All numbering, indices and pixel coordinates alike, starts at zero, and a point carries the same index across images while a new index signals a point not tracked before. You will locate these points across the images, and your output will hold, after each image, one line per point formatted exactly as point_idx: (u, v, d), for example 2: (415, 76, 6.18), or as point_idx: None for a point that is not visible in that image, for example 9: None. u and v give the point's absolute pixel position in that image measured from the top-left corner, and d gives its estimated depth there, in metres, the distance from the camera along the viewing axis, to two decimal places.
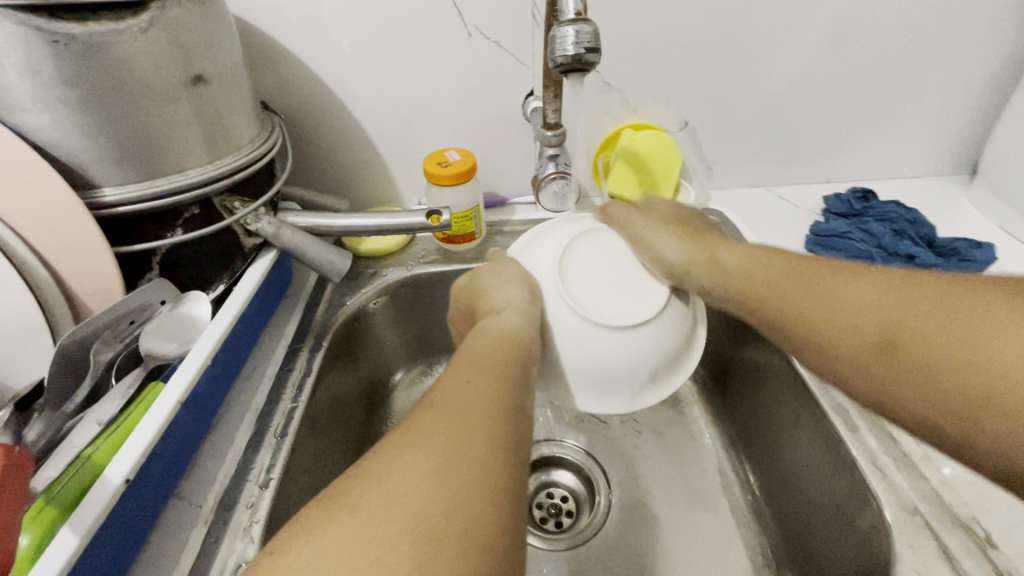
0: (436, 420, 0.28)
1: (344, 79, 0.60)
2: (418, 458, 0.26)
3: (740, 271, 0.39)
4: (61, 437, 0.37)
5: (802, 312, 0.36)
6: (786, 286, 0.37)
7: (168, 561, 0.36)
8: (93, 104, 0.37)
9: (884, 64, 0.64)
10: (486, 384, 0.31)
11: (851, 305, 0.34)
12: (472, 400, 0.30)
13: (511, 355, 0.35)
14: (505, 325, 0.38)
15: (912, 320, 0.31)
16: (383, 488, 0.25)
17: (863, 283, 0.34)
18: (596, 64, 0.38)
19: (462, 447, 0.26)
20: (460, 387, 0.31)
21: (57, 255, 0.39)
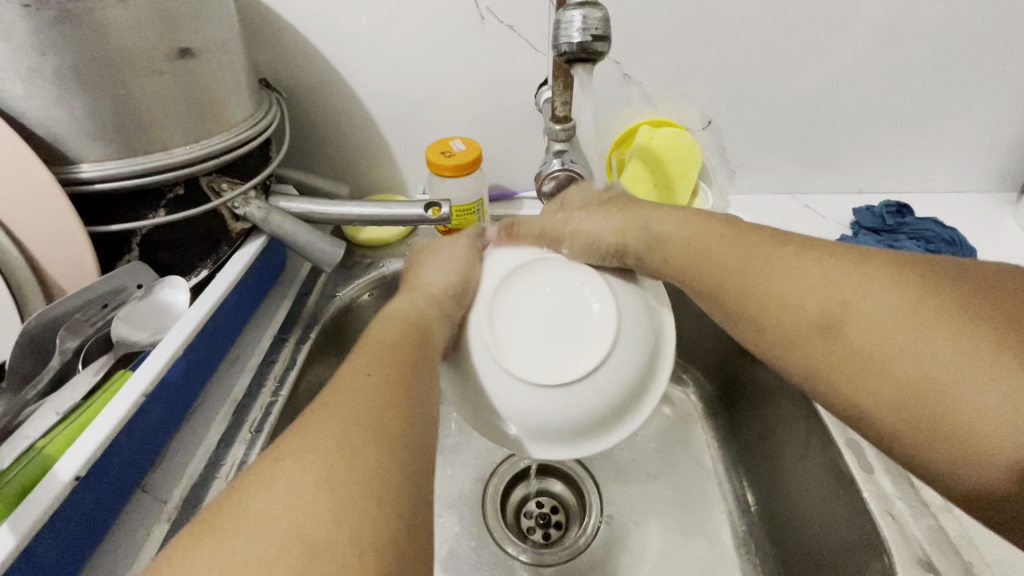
0: (323, 423, 0.27)
1: (349, 60, 0.57)
2: (298, 469, 0.24)
3: (680, 239, 0.40)
4: (17, 424, 0.35)
5: (743, 282, 0.35)
6: (733, 255, 0.36)
7: (125, 559, 0.35)
8: (72, 74, 0.35)
9: (933, 68, 0.58)
10: (382, 378, 0.30)
11: (796, 282, 0.33)
12: (362, 395, 0.29)
13: (411, 346, 0.34)
14: (415, 315, 0.38)
15: (860, 303, 0.30)
16: (264, 501, 0.23)
17: (807, 257, 0.33)
18: (604, 53, 0.35)
19: (353, 447, 0.26)
20: (348, 380, 0.30)
21: (30, 233, 0.38)
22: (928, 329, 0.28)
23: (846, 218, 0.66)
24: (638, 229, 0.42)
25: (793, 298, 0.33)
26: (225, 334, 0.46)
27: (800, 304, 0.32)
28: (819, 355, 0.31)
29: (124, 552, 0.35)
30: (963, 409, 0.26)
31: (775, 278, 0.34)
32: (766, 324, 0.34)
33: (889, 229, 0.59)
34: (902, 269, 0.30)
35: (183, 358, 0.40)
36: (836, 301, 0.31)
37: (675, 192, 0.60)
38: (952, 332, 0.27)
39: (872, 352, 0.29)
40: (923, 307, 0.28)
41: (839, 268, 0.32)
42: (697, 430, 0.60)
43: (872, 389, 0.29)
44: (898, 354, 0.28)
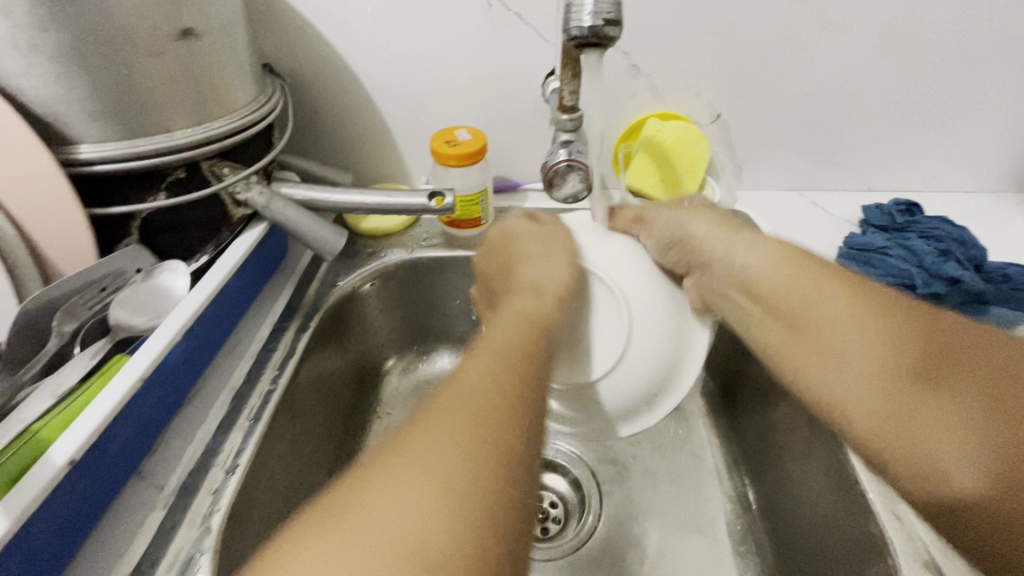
0: (443, 426, 0.26)
1: (354, 46, 0.57)
2: (422, 465, 0.24)
3: (759, 265, 0.41)
4: (11, 408, 0.35)
5: (795, 315, 0.39)
6: (794, 292, 0.39)
7: (121, 544, 0.34)
8: (71, 51, 0.34)
9: (947, 64, 0.57)
10: (496, 377, 0.30)
11: (848, 327, 0.36)
12: (489, 392, 0.28)
13: (530, 346, 0.33)
14: (527, 311, 0.36)
15: (906, 357, 0.34)
16: (395, 488, 0.24)
17: (858, 303, 0.37)
18: (616, 39, 0.34)
19: (477, 447, 0.25)
20: (471, 373, 0.30)
21: (28, 214, 0.37)
22: (949, 392, 0.32)
23: (854, 215, 0.65)
24: (733, 250, 0.43)
25: (841, 338, 0.36)
26: (224, 321, 0.45)
27: (846, 345, 0.36)
28: (843, 390, 0.36)
29: (118, 538, 0.35)
30: (960, 462, 0.31)
31: (831, 320, 0.37)
32: (808, 356, 0.38)
33: (899, 228, 0.58)
34: (948, 339, 0.34)
35: (182, 344, 0.40)
36: (881, 351, 0.35)
37: (682, 186, 0.59)
38: (975, 398, 0.31)
39: (897, 399, 0.33)
40: (953, 371, 0.32)
41: (890, 322, 0.35)
42: (700, 428, 0.59)
43: (886, 430, 0.34)
44: (917, 407, 0.33)
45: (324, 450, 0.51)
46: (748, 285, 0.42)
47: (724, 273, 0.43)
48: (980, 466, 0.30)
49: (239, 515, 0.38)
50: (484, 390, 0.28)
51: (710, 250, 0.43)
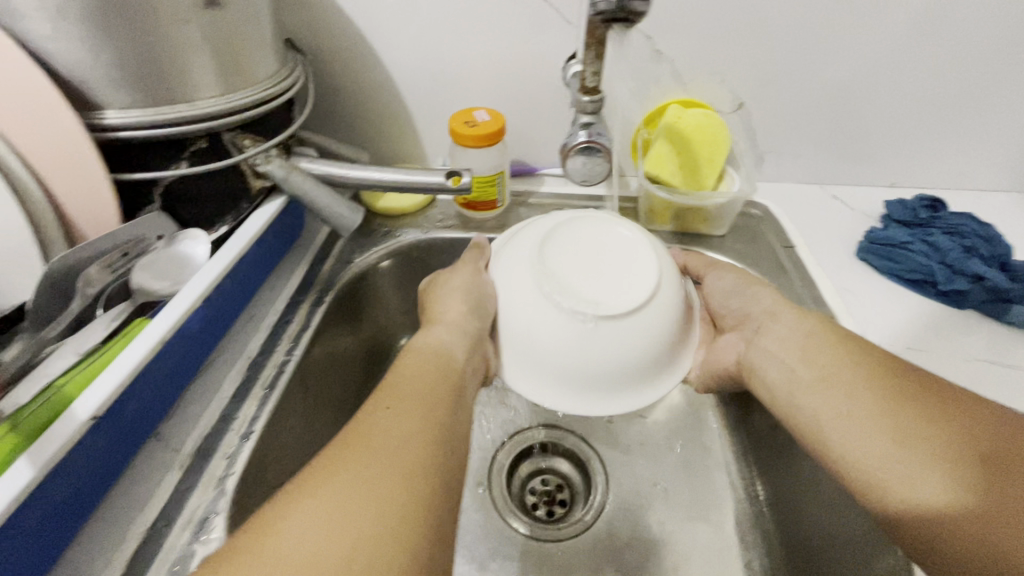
0: (363, 448, 0.30)
1: (376, 24, 0.57)
2: (346, 484, 0.28)
3: (786, 336, 0.42)
4: (35, 365, 0.36)
5: (805, 383, 0.39)
6: (810, 361, 0.39)
7: (139, 501, 0.35)
8: (99, 15, 0.34)
9: (982, 57, 0.56)
10: (410, 432, 0.32)
11: (863, 391, 0.36)
12: (410, 444, 0.31)
13: (441, 378, 0.37)
14: (442, 351, 0.40)
15: (937, 427, 0.33)
16: (325, 515, 0.27)
17: (866, 370, 0.37)
18: (643, 13, 0.35)
19: (379, 493, 0.28)
20: (396, 419, 0.32)
21: (54, 177, 0.38)
22: (942, 450, 0.32)
23: (876, 210, 0.64)
24: (777, 330, 0.42)
25: (844, 405, 0.36)
26: (241, 290, 0.46)
27: (858, 410, 0.35)
28: (855, 453, 0.34)
29: (136, 497, 0.36)
30: (946, 511, 0.30)
31: (848, 383, 0.37)
32: (820, 425, 0.37)
33: (922, 223, 0.57)
34: (968, 407, 0.33)
35: (200, 311, 0.40)
36: (883, 412, 0.34)
37: (700, 175, 0.58)
38: (969, 458, 0.31)
39: (896, 459, 0.33)
40: (969, 438, 0.32)
41: (896, 388, 0.35)
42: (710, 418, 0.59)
43: (890, 491, 0.32)
44: (915, 470, 0.32)
45: (337, 423, 0.52)
46: (783, 354, 0.41)
47: (763, 342, 0.43)
48: (964, 513, 0.30)
49: (252, 480, 0.39)
50: (400, 446, 0.31)
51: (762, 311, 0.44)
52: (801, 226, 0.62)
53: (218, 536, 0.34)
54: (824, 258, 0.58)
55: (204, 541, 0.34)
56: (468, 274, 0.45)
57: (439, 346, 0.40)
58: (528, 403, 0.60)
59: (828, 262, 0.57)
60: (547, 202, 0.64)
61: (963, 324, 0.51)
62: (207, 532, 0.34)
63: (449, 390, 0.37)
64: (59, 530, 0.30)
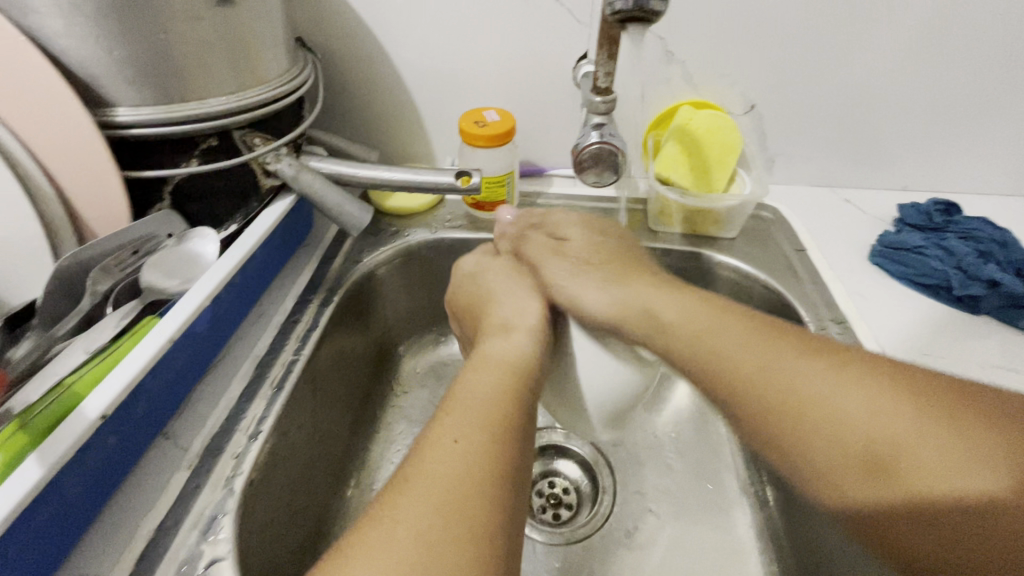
0: (424, 473, 0.28)
1: (386, 23, 0.56)
2: (411, 514, 0.26)
3: (660, 315, 0.38)
4: (44, 363, 0.36)
5: (790, 400, 0.31)
6: (738, 355, 0.34)
7: (147, 500, 0.35)
8: (111, 11, 0.34)
9: (998, 60, 0.55)
10: (485, 440, 0.30)
11: (797, 376, 0.32)
12: (479, 450, 0.29)
13: (506, 390, 0.34)
14: (505, 361, 0.36)
15: (840, 410, 0.30)
16: (389, 546, 0.25)
17: (839, 362, 0.31)
18: (659, 13, 0.35)
19: (458, 503, 0.26)
20: (455, 440, 0.29)
21: (65, 175, 0.38)
22: (913, 456, 0.27)
23: (888, 214, 0.63)
24: (627, 296, 0.39)
25: (827, 404, 0.30)
26: (250, 289, 0.45)
27: (830, 407, 0.30)
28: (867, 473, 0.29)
29: (144, 496, 0.35)
30: (969, 498, 0.26)
31: (762, 368, 0.33)
32: (815, 434, 0.30)
33: (936, 227, 0.56)
34: (912, 383, 0.30)
35: (209, 309, 0.40)
36: (878, 407, 0.29)
37: (712, 177, 0.57)
38: (958, 443, 0.27)
39: (921, 466, 0.27)
40: (888, 416, 0.29)
41: (901, 383, 0.29)
42: (718, 423, 0.58)
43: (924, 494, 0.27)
44: (939, 469, 0.27)
45: (343, 423, 0.51)
46: (647, 326, 0.38)
47: (728, 352, 0.34)
48: (990, 501, 0.25)
49: (260, 480, 0.38)
50: (471, 456, 0.29)
51: (710, 338, 0.35)
52: (813, 230, 0.61)
53: (226, 537, 0.34)
54: (836, 262, 0.57)
55: (212, 542, 0.33)
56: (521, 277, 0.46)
57: (501, 356, 0.37)
58: None
59: (841, 266, 0.57)
60: (556, 203, 0.63)
61: (979, 329, 0.50)
62: (215, 532, 0.34)
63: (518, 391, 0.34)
64: (67, 528, 0.30)
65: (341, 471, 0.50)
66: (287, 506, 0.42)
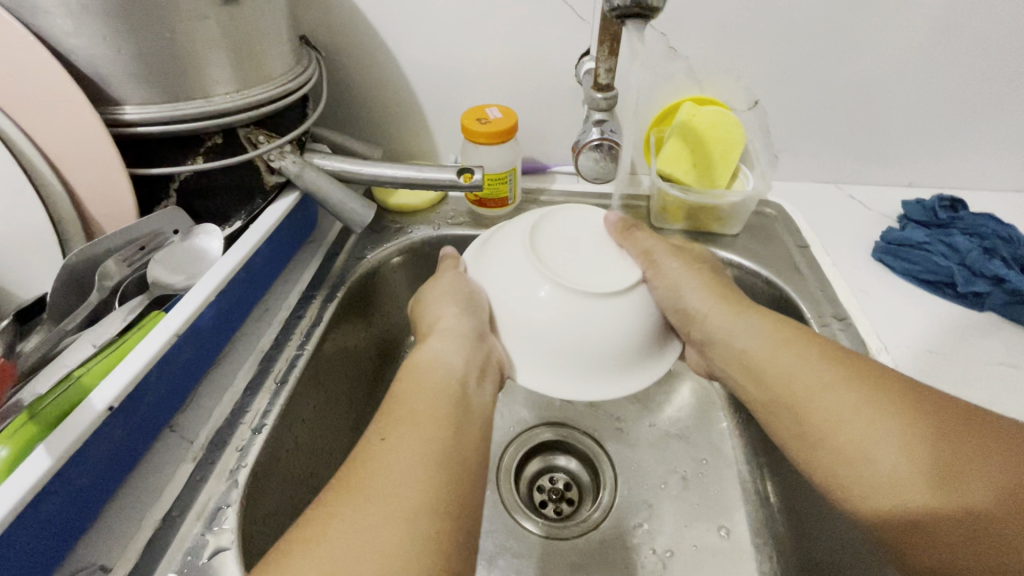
0: (348, 486, 0.29)
1: (390, 21, 0.57)
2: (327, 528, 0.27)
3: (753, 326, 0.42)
4: (54, 356, 0.37)
5: (826, 397, 0.36)
6: (790, 355, 0.39)
7: (153, 490, 0.36)
8: (118, 11, 0.35)
9: (1005, 55, 0.55)
10: (410, 453, 0.31)
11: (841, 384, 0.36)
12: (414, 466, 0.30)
13: (439, 402, 0.35)
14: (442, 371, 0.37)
15: (870, 417, 0.34)
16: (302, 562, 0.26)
17: (877, 382, 0.35)
18: (658, 9, 0.35)
19: (378, 513, 0.28)
20: (382, 455, 0.31)
21: (73, 171, 0.39)
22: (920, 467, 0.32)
23: (893, 211, 0.63)
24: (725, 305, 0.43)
25: (852, 421, 0.34)
26: (255, 284, 0.46)
27: (859, 423, 0.34)
28: (877, 476, 0.33)
29: (150, 487, 0.36)
30: (960, 515, 0.30)
31: (823, 374, 0.37)
32: (843, 442, 0.35)
33: (940, 224, 0.56)
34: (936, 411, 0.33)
35: (214, 304, 0.41)
36: (893, 423, 0.33)
37: (715, 175, 0.57)
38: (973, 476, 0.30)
39: (928, 485, 0.31)
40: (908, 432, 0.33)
41: (938, 421, 0.33)
42: (720, 421, 0.58)
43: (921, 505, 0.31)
44: (939, 492, 0.31)
45: (346, 418, 0.52)
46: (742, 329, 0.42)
47: (779, 358, 0.39)
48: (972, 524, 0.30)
49: (264, 473, 0.39)
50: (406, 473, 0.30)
51: (770, 346, 0.40)
52: (816, 226, 0.61)
53: (230, 527, 0.34)
54: (839, 258, 0.57)
55: (216, 532, 0.34)
56: (456, 280, 0.44)
57: (437, 364, 0.37)
58: (538, 400, 0.60)
59: (844, 263, 0.56)
60: (558, 200, 0.64)
61: (983, 327, 0.50)
62: (220, 523, 0.35)
63: (452, 403, 0.35)
64: (76, 517, 0.31)
65: None
66: (290, 498, 0.42)
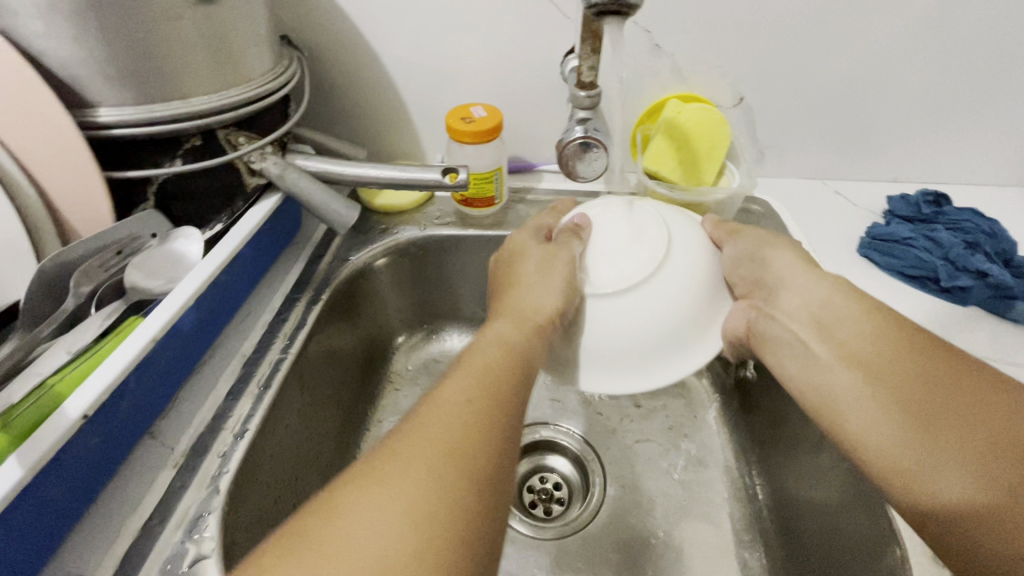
0: (412, 442, 0.28)
1: (372, 20, 0.56)
2: (384, 487, 0.26)
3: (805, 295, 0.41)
4: (28, 363, 0.36)
5: (866, 363, 0.37)
6: (833, 319, 0.39)
7: (132, 499, 0.35)
8: (91, 12, 0.34)
9: (987, 49, 0.55)
10: (480, 415, 0.30)
11: (881, 354, 0.36)
12: (472, 421, 0.29)
13: (508, 369, 0.34)
14: (518, 342, 0.36)
15: (906, 386, 0.35)
16: (353, 522, 0.24)
17: (918, 356, 0.35)
18: (636, 6, 0.35)
19: (434, 475, 0.26)
20: (443, 412, 0.30)
21: (47, 175, 0.38)
22: (950, 439, 0.32)
23: (879, 206, 0.63)
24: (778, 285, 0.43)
25: (878, 385, 0.35)
26: (237, 288, 0.46)
27: (882, 394, 0.35)
28: (884, 439, 0.34)
29: (128, 495, 0.35)
30: (987, 499, 0.30)
31: (862, 344, 0.37)
32: (866, 408, 0.35)
33: (925, 219, 0.56)
34: (976, 393, 0.33)
35: (194, 308, 0.40)
36: (926, 398, 0.34)
37: (702, 171, 0.57)
38: (1005, 458, 0.30)
39: (941, 460, 0.32)
40: (939, 406, 0.33)
41: (968, 401, 0.33)
42: (708, 418, 0.58)
43: (920, 477, 0.32)
44: (955, 466, 0.31)
45: (332, 421, 0.51)
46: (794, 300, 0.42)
47: (825, 319, 0.40)
48: (998, 504, 0.30)
49: (246, 479, 0.38)
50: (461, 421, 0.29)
51: (820, 310, 0.40)
52: (802, 222, 0.61)
53: (211, 535, 0.34)
54: (825, 254, 0.57)
55: (197, 540, 0.34)
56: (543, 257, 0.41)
57: (507, 328, 0.37)
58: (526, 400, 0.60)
59: (830, 259, 0.57)
60: (545, 199, 0.63)
61: (967, 321, 0.50)
62: (200, 531, 0.34)
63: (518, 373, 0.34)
64: (50, 529, 0.30)
65: (331, 468, 0.51)
66: (275, 504, 0.42)
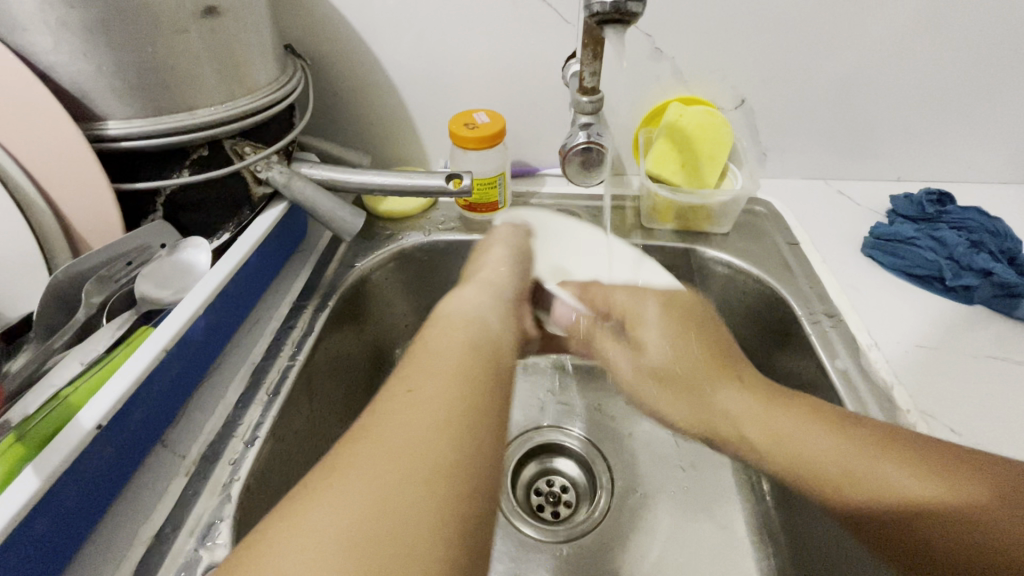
0: (373, 430, 0.25)
1: (374, 29, 0.57)
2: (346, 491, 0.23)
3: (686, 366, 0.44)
4: (41, 374, 0.37)
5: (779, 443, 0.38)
6: (731, 403, 0.41)
7: (145, 507, 0.36)
8: (99, 27, 0.35)
9: (987, 48, 0.55)
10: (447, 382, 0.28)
11: (781, 422, 0.39)
12: (443, 408, 0.26)
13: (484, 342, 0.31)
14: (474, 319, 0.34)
15: (820, 451, 0.36)
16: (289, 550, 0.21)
17: (806, 420, 0.38)
18: (638, 14, 0.35)
19: (405, 459, 0.24)
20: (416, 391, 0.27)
21: (56, 188, 0.39)
22: (876, 481, 0.34)
23: (882, 205, 0.63)
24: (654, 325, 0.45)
25: (804, 454, 0.37)
26: (245, 296, 0.46)
27: (813, 461, 0.36)
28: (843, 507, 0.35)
29: (141, 505, 0.36)
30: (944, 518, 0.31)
31: (766, 424, 0.39)
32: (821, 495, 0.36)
33: (928, 218, 0.56)
34: (859, 426, 0.36)
35: (203, 317, 0.40)
36: (841, 449, 0.35)
37: (704, 175, 0.57)
38: (928, 475, 0.32)
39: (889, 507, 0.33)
40: (850, 454, 0.35)
41: (865, 437, 0.35)
42: None
43: (892, 507, 0.33)
44: (902, 508, 0.33)
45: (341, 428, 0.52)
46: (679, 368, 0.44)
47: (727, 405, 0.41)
48: (954, 514, 0.31)
49: (256, 486, 0.39)
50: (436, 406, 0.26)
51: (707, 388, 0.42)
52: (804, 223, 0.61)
53: (224, 542, 0.34)
54: (829, 254, 0.57)
55: (210, 547, 0.34)
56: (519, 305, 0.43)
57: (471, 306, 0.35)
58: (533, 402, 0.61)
59: (834, 260, 0.57)
60: (548, 203, 0.64)
61: (973, 320, 0.50)
62: (213, 538, 0.34)
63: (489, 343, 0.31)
64: (65, 539, 0.30)
65: None
66: None
